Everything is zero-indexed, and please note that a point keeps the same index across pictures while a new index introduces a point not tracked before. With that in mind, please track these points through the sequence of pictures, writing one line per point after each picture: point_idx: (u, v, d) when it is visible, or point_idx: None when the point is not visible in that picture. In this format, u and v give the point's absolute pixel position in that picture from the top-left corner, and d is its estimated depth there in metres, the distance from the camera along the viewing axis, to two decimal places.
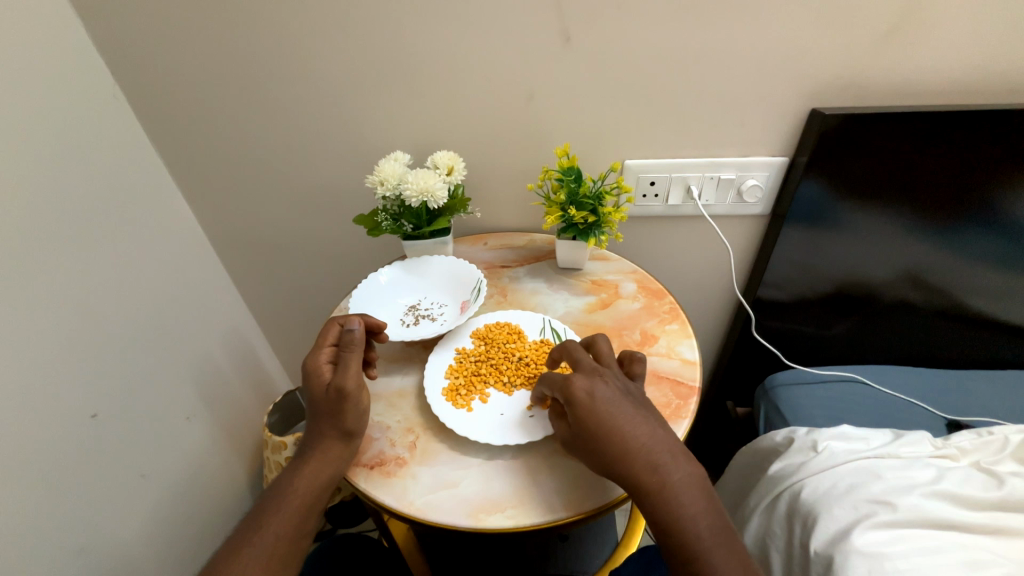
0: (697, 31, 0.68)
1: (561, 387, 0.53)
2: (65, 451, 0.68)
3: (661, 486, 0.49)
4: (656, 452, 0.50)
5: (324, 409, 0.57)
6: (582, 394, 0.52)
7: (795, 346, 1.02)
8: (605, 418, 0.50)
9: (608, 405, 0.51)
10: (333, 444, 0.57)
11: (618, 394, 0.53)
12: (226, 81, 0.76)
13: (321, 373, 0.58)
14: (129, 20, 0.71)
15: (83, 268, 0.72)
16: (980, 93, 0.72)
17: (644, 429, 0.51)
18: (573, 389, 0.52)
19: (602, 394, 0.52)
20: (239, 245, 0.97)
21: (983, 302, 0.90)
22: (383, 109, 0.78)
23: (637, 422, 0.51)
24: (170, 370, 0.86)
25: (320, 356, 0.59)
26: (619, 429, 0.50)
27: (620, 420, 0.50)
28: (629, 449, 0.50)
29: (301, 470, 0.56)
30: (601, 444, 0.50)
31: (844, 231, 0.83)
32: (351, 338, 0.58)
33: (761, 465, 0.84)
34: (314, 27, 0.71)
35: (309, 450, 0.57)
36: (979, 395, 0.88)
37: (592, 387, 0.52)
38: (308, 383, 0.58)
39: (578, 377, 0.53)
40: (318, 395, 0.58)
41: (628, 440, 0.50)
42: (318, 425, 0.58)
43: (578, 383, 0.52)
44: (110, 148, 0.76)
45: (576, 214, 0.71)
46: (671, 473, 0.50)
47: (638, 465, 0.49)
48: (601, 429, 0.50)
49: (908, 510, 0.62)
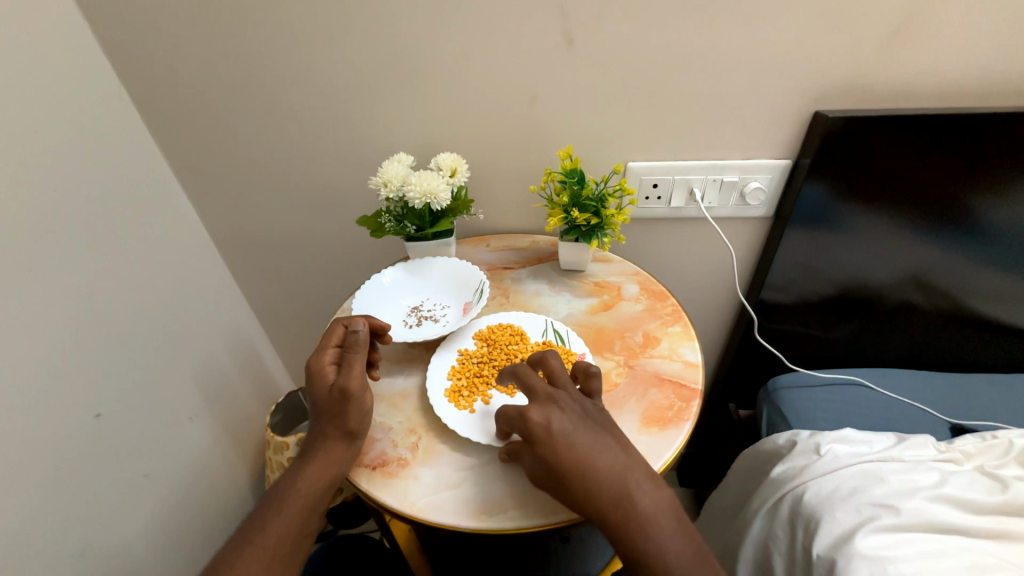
0: (699, 35, 0.69)
1: (518, 417, 0.53)
2: (69, 449, 0.68)
3: (627, 513, 0.48)
4: (617, 478, 0.49)
5: (328, 410, 0.57)
6: (538, 430, 0.51)
7: (799, 349, 1.01)
8: (565, 447, 0.50)
9: (564, 437, 0.50)
10: (335, 444, 0.57)
11: (576, 422, 0.52)
12: (231, 85, 0.77)
13: (326, 375, 0.59)
14: (134, 22, 0.72)
15: (88, 267, 0.72)
16: (983, 96, 0.72)
17: (603, 453, 0.50)
18: (528, 420, 0.52)
19: (558, 425, 0.51)
20: (242, 246, 0.97)
21: (987, 305, 0.90)
22: (387, 110, 0.79)
23: (598, 449, 0.50)
24: (173, 368, 0.86)
25: (326, 356, 0.59)
26: (580, 459, 0.49)
27: (579, 453, 0.50)
28: (593, 477, 0.49)
29: (303, 471, 0.56)
30: (563, 480, 0.49)
31: (847, 233, 0.83)
32: (356, 339, 0.59)
33: (763, 467, 0.84)
34: (318, 28, 0.72)
35: (310, 451, 0.57)
36: (982, 399, 0.87)
37: (547, 415, 0.52)
38: (312, 384, 0.59)
39: (533, 411, 0.52)
40: (321, 396, 0.58)
41: (591, 473, 0.49)
42: (321, 427, 0.58)
43: (533, 418, 0.52)
44: (114, 148, 0.77)
45: (578, 216, 0.71)
46: (635, 499, 0.48)
47: (602, 498, 0.48)
48: (561, 466, 0.49)
49: (911, 514, 0.62)
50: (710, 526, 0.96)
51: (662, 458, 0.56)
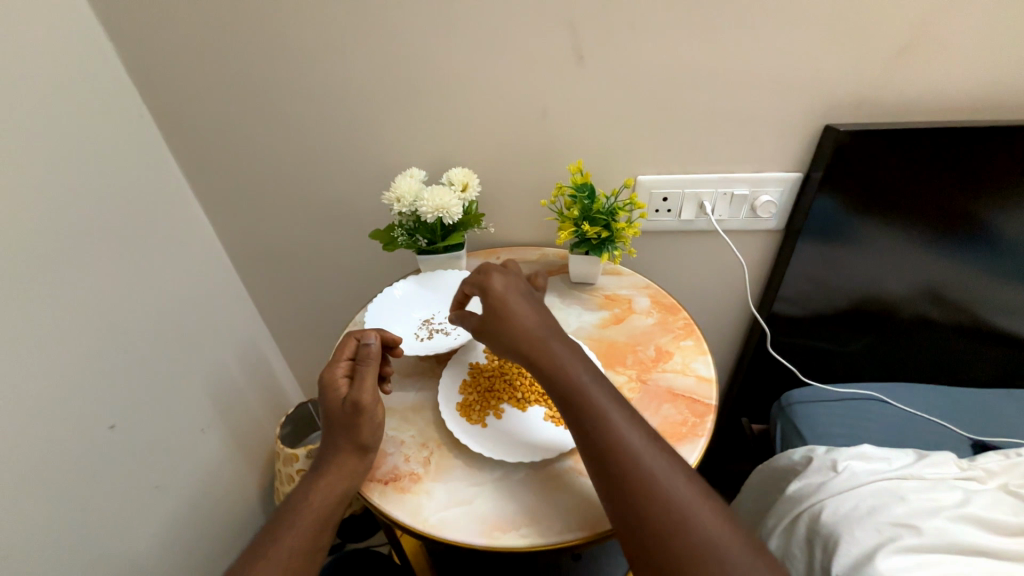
0: (706, 51, 0.69)
1: (480, 283, 0.61)
2: (82, 461, 0.69)
3: (566, 369, 0.54)
4: (565, 354, 0.55)
5: (342, 422, 0.57)
6: (494, 290, 0.59)
7: (813, 362, 1.00)
8: (510, 305, 0.58)
9: (512, 298, 0.59)
10: (347, 458, 0.57)
11: (523, 292, 0.60)
12: (248, 104, 0.79)
13: (339, 387, 0.59)
14: (157, 45, 0.75)
15: (106, 281, 0.74)
16: (998, 109, 0.72)
17: (553, 336, 0.56)
18: (491, 291, 0.59)
19: (510, 290, 0.60)
20: (255, 258, 0.99)
21: (1007, 319, 0.88)
22: (399, 126, 0.80)
23: (536, 315, 0.58)
24: (186, 379, 0.87)
25: (338, 368, 0.60)
26: (523, 320, 0.57)
27: (521, 314, 0.58)
28: (533, 335, 0.56)
29: (317, 483, 0.56)
30: (507, 329, 0.57)
31: (860, 246, 0.82)
32: (367, 349, 0.59)
33: (778, 484, 0.82)
34: (333, 49, 0.74)
35: (323, 463, 0.57)
36: (1006, 416, 0.85)
37: (507, 284, 0.60)
38: (325, 398, 0.59)
39: (492, 277, 0.60)
40: (334, 408, 0.58)
41: (529, 327, 0.57)
42: (334, 440, 0.58)
43: (492, 281, 0.60)
44: (135, 164, 0.79)
45: (588, 230, 0.72)
46: (574, 361, 0.54)
47: (540, 351, 0.55)
48: (507, 319, 0.57)
49: (933, 534, 0.61)
50: None
51: None
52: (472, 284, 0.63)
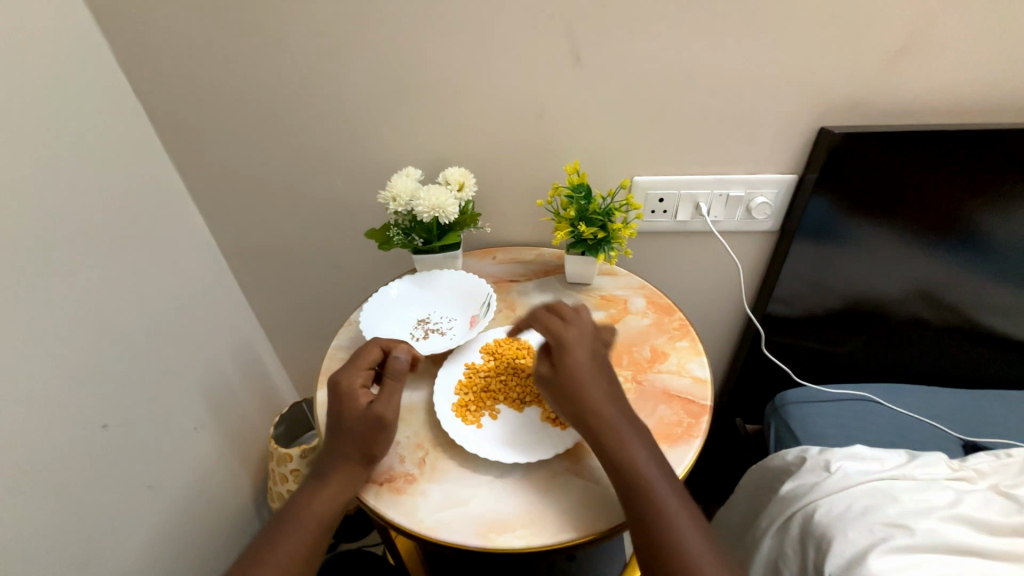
0: (704, 53, 0.70)
1: (549, 334, 0.57)
2: (75, 460, 0.68)
3: (621, 443, 0.52)
4: (614, 412, 0.54)
5: (360, 431, 0.56)
6: (563, 346, 0.56)
7: (806, 363, 1.01)
8: (576, 369, 0.55)
9: (579, 359, 0.55)
10: (354, 464, 0.56)
11: (590, 351, 0.57)
12: (243, 101, 0.79)
13: (360, 395, 0.58)
14: (151, 41, 0.74)
15: (98, 278, 0.73)
16: (991, 113, 0.72)
17: (607, 395, 0.55)
18: (558, 342, 0.56)
19: (577, 347, 0.56)
20: (249, 257, 0.98)
21: (998, 321, 0.89)
22: (395, 125, 0.80)
23: (600, 383, 0.55)
24: (180, 379, 0.87)
25: (360, 376, 0.59)
26: (585, 386, 0.54)
27: (586, 380, 0.55)
28: (595, 406, 0.54)
29: (316, 487, 0.56)
30: (573, 393, 0.54)
31: (854, 247, 0.83)
32: (398, 363, 0.60)
33: (772, 484, 0.82)
34: (330, 46, 0.73)
35: (324, 468, 0.57)
36: (997, 416, 0.86)
37: (576, 339, 0.56)
38: (341, 403, 0.57)
39: (564, 330, 0.57)
40: (352, 416, 0.57)
41: (592, 396, 0.54)
42: (344, 447, 0.56)
43: (563, 335, 0.57)
44: (128, 161, 0.78)
45: (585, 230, 0.72)
46: (629, 433, 0.53)
47: (599, 423, 0.53)
48: (574, 383, 0.54)
49: (925, 534, 0.61)
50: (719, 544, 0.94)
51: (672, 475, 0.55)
52: (537, 322, 0.59)
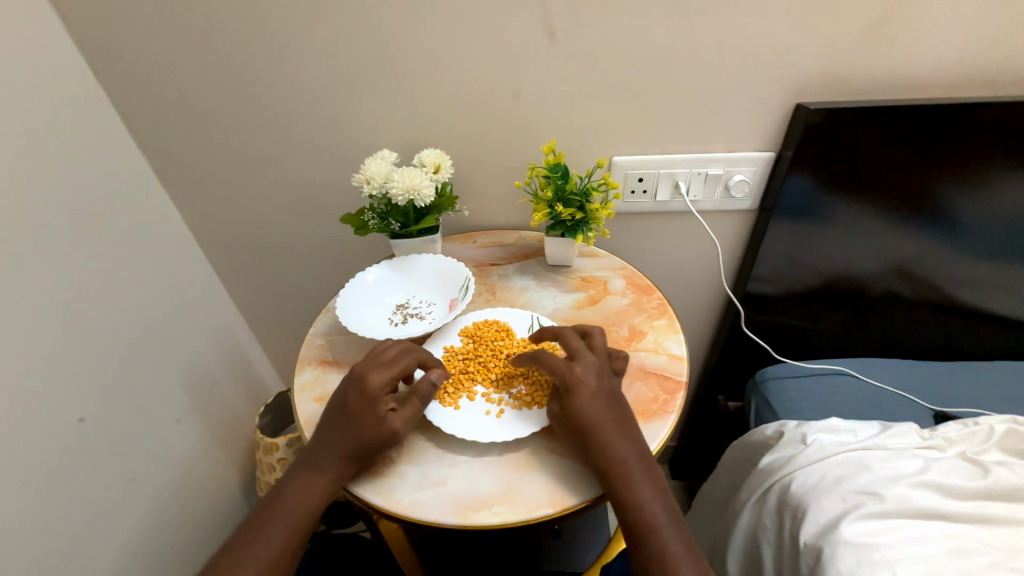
0: (682, 28, 0.69)
1: (559, 375, 0.57)
2: (53, 454, 0.67)
3: (626, 473, 0.52)
4: (626, 444, 0.53)
5: (367, 435, 0.54)
6: (575, 385, 0.55)
7: (785, 340, 1.02)
8: (589, 411, 0.54)
9: (591, 399, 0.55)
10: (349, 462, 0.55)
11: (604, 389, 0.56)
12: (211, 83, 0.76)
13: (383, 402, 0.56)
14: (110, 19, 0.70)
15: (69, 270, 0.71)
16: (964, 87, 0.73)
17: (619, 426, 0.54)
18: (574, 375, 0.56)
19: (591, 388, 0.55)
20: (227, 246, 0.96)
21: (969, 294, 0.91)
22: (370, 106, 0.78)
23: (613, 424, 0.54)
24: (159, 371, 0.85)
25: (389, 384, 0.57)
26: (598, 427, 0.53)
27: (598, 420, 0.54)
28: (606, 444, 0.53)
29: (303, 475, 0.55)
30: (585, 434, 0.53)
31: (831, 224, 0.84)
32: (431, 383, 0.58)
33: (752, 458, 0.84)
34: (299, 24, 0.71)
35: (314, 457, 0.55)
36: (966, 386, 0.88)
37: (586, 378, 0.56)
38: (361, 402, 0.56)
39: (576, 367, 0.56)
40: (369, 421, 0.54)
41: (608, 438, 0.53)
42: (345, 444, 0.54)
43: (575, 373, 0.56)
44: (93, 148, 0.75)
45: (563, 211, 0.72)
46: (637, 466, 0.53)
47: (610, 460, 0.52)
48: (585, 424, 0.54)
49: (895, 500, 0.63)
50: (703, 518, 0.97)
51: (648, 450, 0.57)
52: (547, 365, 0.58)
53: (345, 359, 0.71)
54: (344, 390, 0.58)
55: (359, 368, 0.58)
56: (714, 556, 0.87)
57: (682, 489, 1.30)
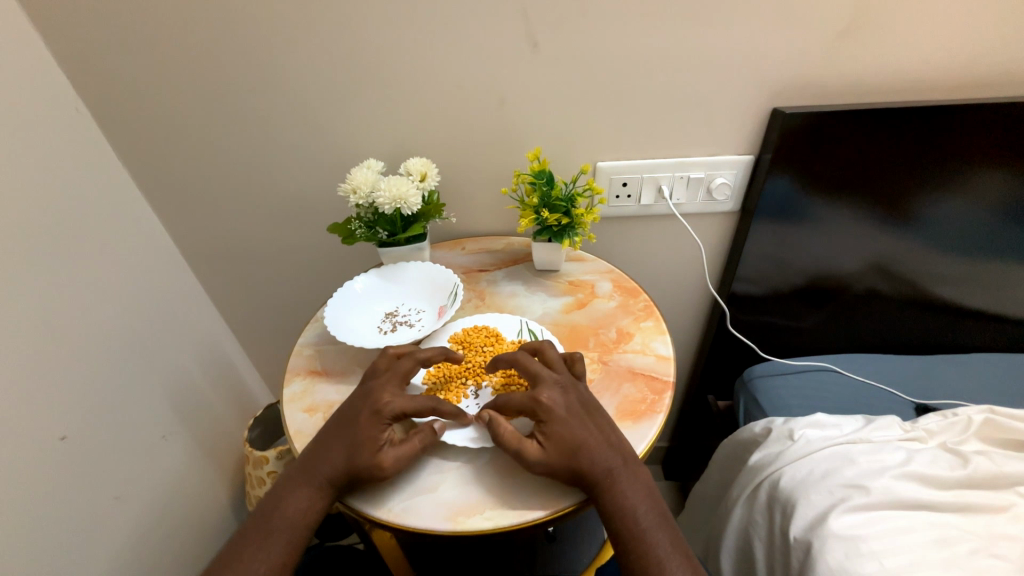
0: (660, 35, 0.70)
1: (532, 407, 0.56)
2: (33, 475, 0.65)
3: (609, 479, 0.53)
4: (609, 455, 0.54)
5: (365, 457, 0.54)
6: (550, 405, 0.55)
7: (770, 338, 1.04)
8: (563, 430, 0.54)
9: (564, 419, 0.55)
10: (343, 482, 0.54)
11: (580, 409, 0.56)
12: (194, 94, 0.76)
13: (385, 428, 0.56)
14: (90, 32, 0.70)
15: (49, 285, 0.70)
16: (930, 90, 0.76)
17: (599, 438, 0.55)
18: (544, 399, 0.56)
19: (568, 406, 0.56)
20: (212, 258, 0.95)
21: (945, 289, 0.94)
22: (355, 116, 0.78)
23: (593, 437, 0.54)
24: (143, 386, 0.84)
25: (397, 414, 0.57)
26: (577, 445, 0.53)
27: (580, 437, 0.54)
28: (586, 456, 0.53)
29: (295, 494, 0.54)
30: (566, 454, 0.53)
31: (810, 224, 0.86)
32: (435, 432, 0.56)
33: (742, 456, 0.85)
34: (280, 35, 0.71)
35: (307, 475, 0.55)
36: (943, 379, 0.91)
37: (558, 400, 0.56)
38: (370, 420, 0.56)
39: (548, 388, 0.57)
40: (369, 444, 0.54)
41: (589, 451, 0.53)
42: (342, 460, 0.54)
43: (547, 394, 0.56)
44: (74, 162, 0.74)
45: (549, 217, 0.72)
46: (619, 474, 0.53)
47: (591, 469, 0.53)
48: (565, 443, 0.53)
49: (881, 492, 0.65)
50: (696, 517, 0.98)
51: (636, 451, 0.57)
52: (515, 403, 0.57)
53: (335, 369, 0.71)
54: (356, 404, 0.58)
55: (382, 385, 0.59)
56: (708, 554, 0.88)
57: (675, 490, 1.31)
